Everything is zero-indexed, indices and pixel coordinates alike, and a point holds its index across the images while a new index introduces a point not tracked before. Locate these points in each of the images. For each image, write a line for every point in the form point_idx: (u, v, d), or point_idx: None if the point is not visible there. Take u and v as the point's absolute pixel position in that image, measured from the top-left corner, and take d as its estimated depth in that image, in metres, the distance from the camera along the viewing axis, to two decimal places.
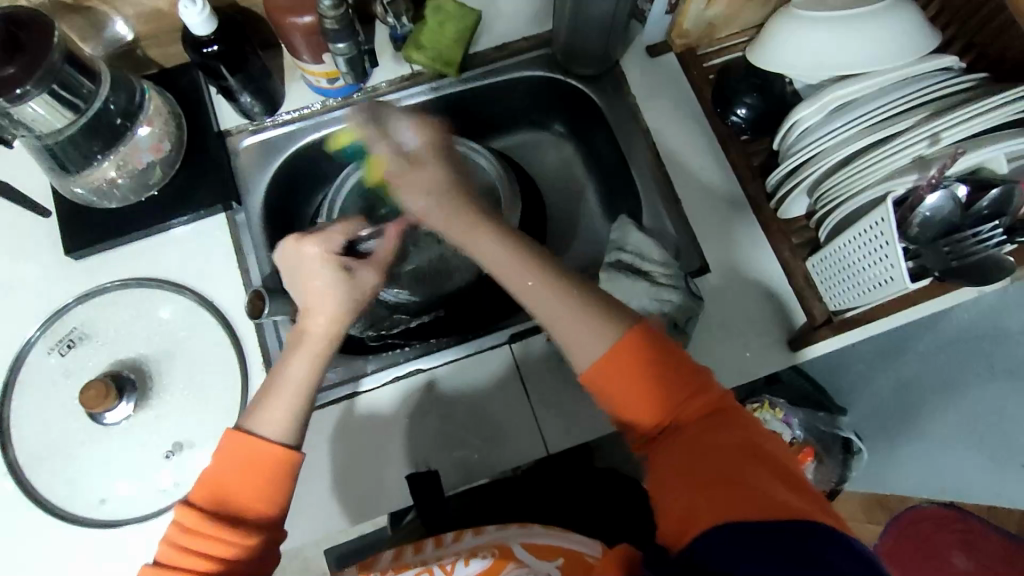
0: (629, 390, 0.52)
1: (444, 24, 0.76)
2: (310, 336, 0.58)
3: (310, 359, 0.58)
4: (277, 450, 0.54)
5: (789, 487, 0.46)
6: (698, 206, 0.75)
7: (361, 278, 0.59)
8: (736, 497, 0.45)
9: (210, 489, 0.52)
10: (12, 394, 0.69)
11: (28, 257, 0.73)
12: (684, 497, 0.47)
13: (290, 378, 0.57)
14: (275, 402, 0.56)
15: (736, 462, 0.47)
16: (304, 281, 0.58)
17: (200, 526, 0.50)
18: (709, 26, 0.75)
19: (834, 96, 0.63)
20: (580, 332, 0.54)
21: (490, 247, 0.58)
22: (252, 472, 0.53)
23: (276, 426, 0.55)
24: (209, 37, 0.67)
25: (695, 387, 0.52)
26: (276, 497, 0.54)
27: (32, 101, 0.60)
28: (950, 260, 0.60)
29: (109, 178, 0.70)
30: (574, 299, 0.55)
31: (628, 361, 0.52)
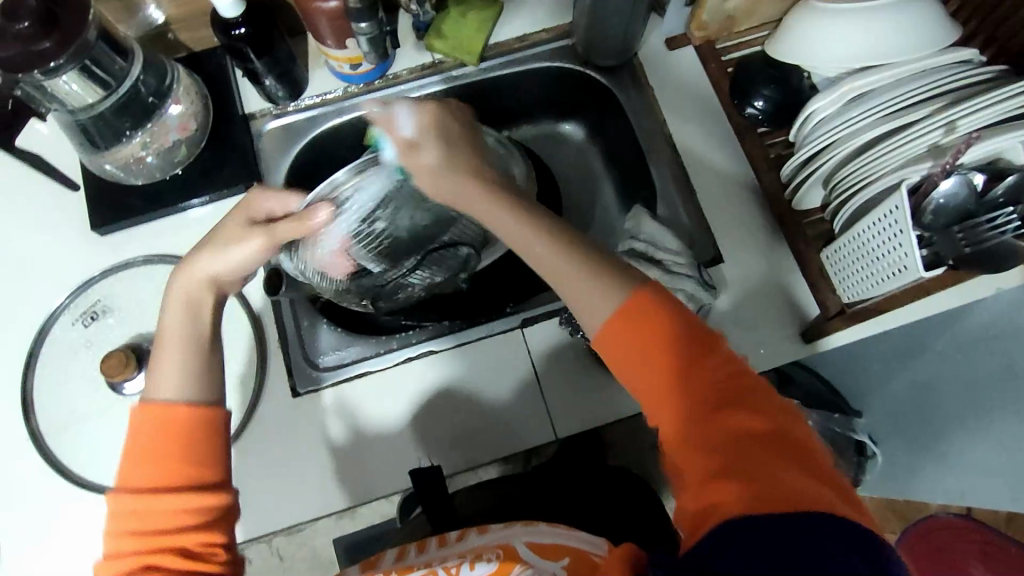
0: (644, 359, 0.51)
1: (466, 16, 0.78)
2: (188, 279, 0.58)
3: (182, 303, 0.57)
4: (178, 411, 0.53)
5: (810, 474, 0.45)
6: (713, 197, 0.75)
7: (233, 240, 0.58)
8: (754, 489, 0.43)
9: (132, 470, 0.51)
10: (36, 361, 0.71)
11: (58, 230, 0.75)
12: (703, 486, 0.46)
13: (170, 329, 0.57)
14: (169, 363, 0.55)
15: (756, 449, 0.46)
16: (213, 245, 0.58)
17: (123, 505, 0.50)
18: (728, 19, 0.75)
19: (851, 86, 0.63)
20: (585, 293, 0.53)
21: (501, 218, 0.57)
22: (158, 441, 0.52)
23: (176, 385, 0.54)
24: (237, 19, 0.69)
25: (705, 358, 0.50)
26: (198, 456, 0.52)
27: (64, 74, 0.62)
28: (964, 247, 0.58)
29: (137, 156, 0.72)
30: (579, 257, 0.55)
31: (641, 323, 0.51)
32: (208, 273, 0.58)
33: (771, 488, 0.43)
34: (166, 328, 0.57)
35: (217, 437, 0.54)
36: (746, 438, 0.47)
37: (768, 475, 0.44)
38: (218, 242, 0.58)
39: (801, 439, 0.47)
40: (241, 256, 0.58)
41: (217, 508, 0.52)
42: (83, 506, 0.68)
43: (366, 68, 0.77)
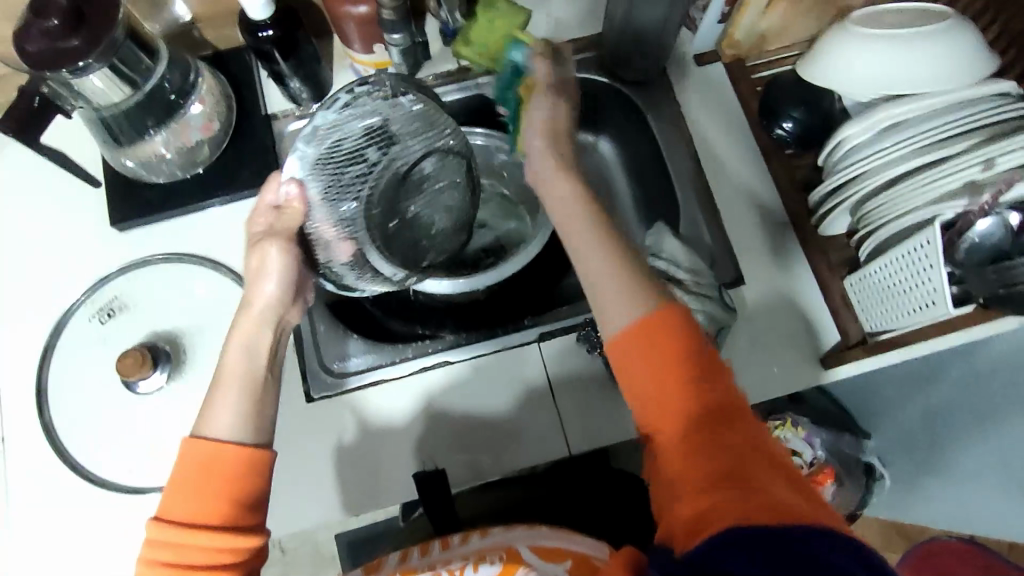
0: (647, 367, 0.52)
1: (494, 20, 0.77)
2: (247, 312, 0.57)
3: (245, 340, 0.57)
4: (232, 450, 0.53)
5: (789, 482, 0.46)
6: (736, 217, 0.74)
7: (274, 271, 0.57)
8: (739, 494, 0.44)
9: (174, 500, 0.52)
10: (51, 356, 0.71)
11: (78, 224, 0.75)
12: (694, 501, 0.46)
13: (230, 370, 0.56)
14: (224, 401, 0.54)
15: (752, 472, 0.46)
16: (257, 273, 0.57)
17: (164, 536, 0.51)
18: (761, 37, 0.74)
19: (885, 114, 0.62)
20: (609, 294, 0.54)
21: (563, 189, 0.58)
22: (207, 476, 0.52)
23: (228, 425, 0.54)
24: (265, 22, 0.67)
25: (710, 382, 0.51)
26: (244, 497, 0.53)
27: (93, 74, 0.61)
28: (998, 288, 0.58)
29: (159, 153, 0.72)
30: (617, 261, 0.55)
31: (654, 337, 0.51)
32: (266, 307, 0.57)
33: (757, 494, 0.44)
34: (225, 366, 0.56)
35: (265, 478, 0.54)
36: (733, 449, 0.48)
37: (754, 482, 0.45)
38: (259, 259, 0.57)
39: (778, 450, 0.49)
40: (278, 284, 0.57)
41: (253, 550, 0.53)
42: (94, 504, 0.67)
43: None
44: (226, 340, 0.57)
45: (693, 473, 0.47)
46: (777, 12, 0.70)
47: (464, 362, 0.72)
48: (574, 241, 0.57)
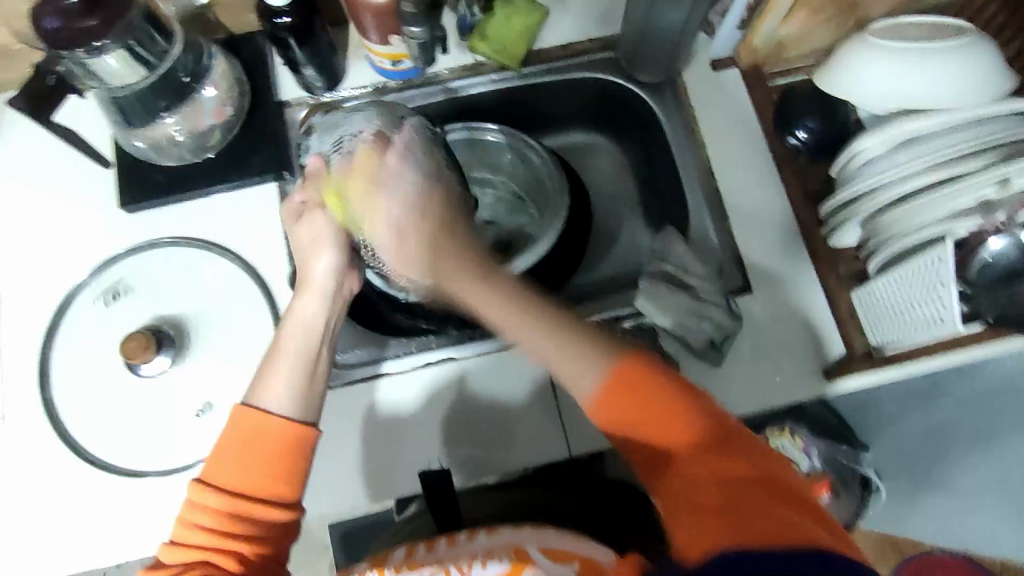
0: (634, 415, 0.53)
1: (511, 17, 0.77)
2: (307, 282, 0.60)
3: (307, 307, 0.59)
4: (283, 424, 0.55)
5: (790, 503, 0.46)
6: (747, 225, 0.74)
7: (321, 245, 0.59)
8: (736, 525, 0.45)
9: (217, 465, 0.53)
10: (55, 335, 0.71)
11: (87, 204, 0.75)
12: (693, 525, 0.47)
13: (287, 343, 0.58)
14: (278, 374, 0.57)
15: (753, 495, 0.47)
16: (308, 250, 0.60)
17: (202, 500, 0.52)
18: (779, 45, 0.74)
19: (900, 128, 0.61)
20: (564, 364, 0.54)
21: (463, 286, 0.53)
22: (253, 445, 0.54)
23: (283, 400, 0.56)
24: (283, 9, 0.67)
25: (694, 407, 0.52)
26: (283, 472, 0.54)
27: (108, 54, 0.61)
28: (1008, 306, 0.60)
29: (171, 135, 0.71)
30: (573, 334, 0.54)
31: (630, 390, 0.53)
32: (324, 280, 0.60)
33: (755, 523, 0.44)
34: (284, 337, 0.59)
35: (306, 457, 0.55)
36: (729, 480, 0.48)
37: (754, 507, 0.46)
38: (312, 229, 0.60)
39: (780, 474, 0.49)
40: (329, 262, 0.60)
41: (285, 525, 0.54)
42: (93, 485, 0.67)
43: (406, 66, 0.76)
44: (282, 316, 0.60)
45: (689, 505, 0.48)
46: (796, 21, 0.69)
47: (470, 357, 0.72)
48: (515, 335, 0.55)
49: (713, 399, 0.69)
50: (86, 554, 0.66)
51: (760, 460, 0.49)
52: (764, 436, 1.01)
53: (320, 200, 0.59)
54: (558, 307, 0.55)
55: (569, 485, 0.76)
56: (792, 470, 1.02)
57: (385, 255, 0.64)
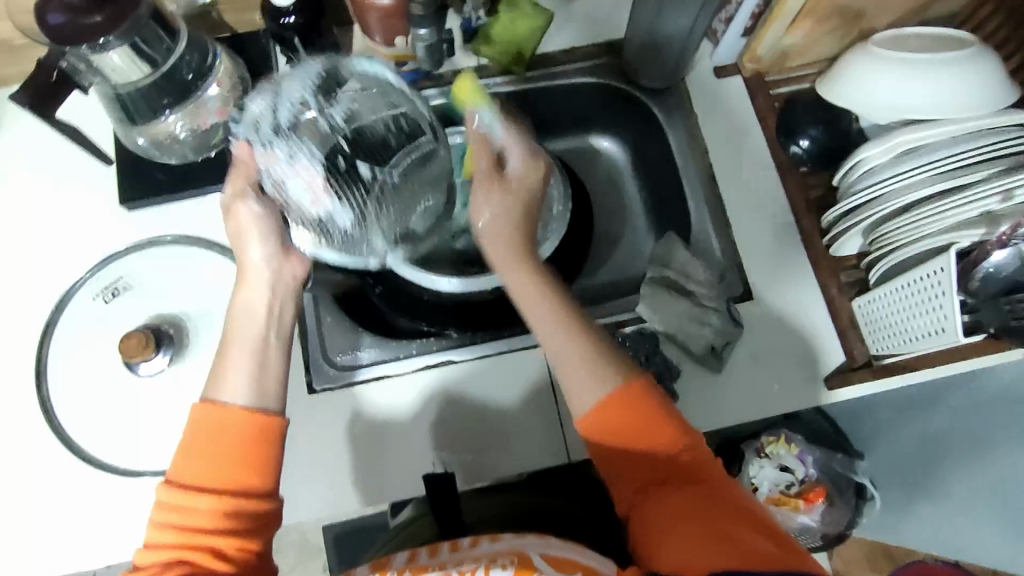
0: (624, 438, 0.54)
1: (516, 21, 0.76)
2: (245, 274, 0.59)
3: (250, 299, 0.58)
4: (241, 413, 0.54)
5: (756, 531, 0.49)
6: (749, 232, 0.74)
7: (257, 229, 0.58)
8: (711, 553, 0.47)
9: (184, 464, 0.53)
10: (52, 333, 0.71)
11: (88, 200, 0.74)
12: (673, 547, 0.48)
13: (239, 329, 0.57)
14: (233, 364, 0.56)
15: (725, 520, 0.49)
16: (240, 235, 0.58)
17: (174, 499, 0.51)
18: (783, 54, 0.74)
19: (905, 138, 0.61)
20: (577, 374, 0.55)
21: (538, 308, 0.57)
22: (216, 440, 0.53)
23: (240, 390, 0.55)
24: (288, 8, 0.67)
25: (675, 439, 0.54)
26: (252, 462, 0.53)
27: (112, 50, 0.61)
28: (1010, 319, 0.58)
29: (174, 134, 0.71)
30: (585, 344, 0.55)
31: (626, 411, 0.53)
32: (258, 270, 0.58)
33: (731, 556, 0.46)
34: (230, 332, 0.58)
35: (275, 446, 0.55)
36: (702, 504, 0.50)
37: (726, 532, 0.48)
38: (237, 223, 0.58)
39: (744, 501, 0.52)
40: (262, 247, 0.58)
41: (262, 516, 0.53)
42: (89, 484, 0.67)
43: (410, 68, 0.76)
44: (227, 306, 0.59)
45: (667, 525, 0.50)
46: (801, 30, 0.70)
47: (471, 360, 0.72)
48: (540, 327, 0.57)
49: (712, 406, 0.69)
50: (81, 553, 0.65)
51: (720, 484, 0.52)
52: (761, 442, 1.01)
53: (248, 188, 0.57)
54: (597, 334, 0.57)
55: (566, 491, 0.76)
56: (788, 477, 1.02)
57: (325, 215, 0.59)
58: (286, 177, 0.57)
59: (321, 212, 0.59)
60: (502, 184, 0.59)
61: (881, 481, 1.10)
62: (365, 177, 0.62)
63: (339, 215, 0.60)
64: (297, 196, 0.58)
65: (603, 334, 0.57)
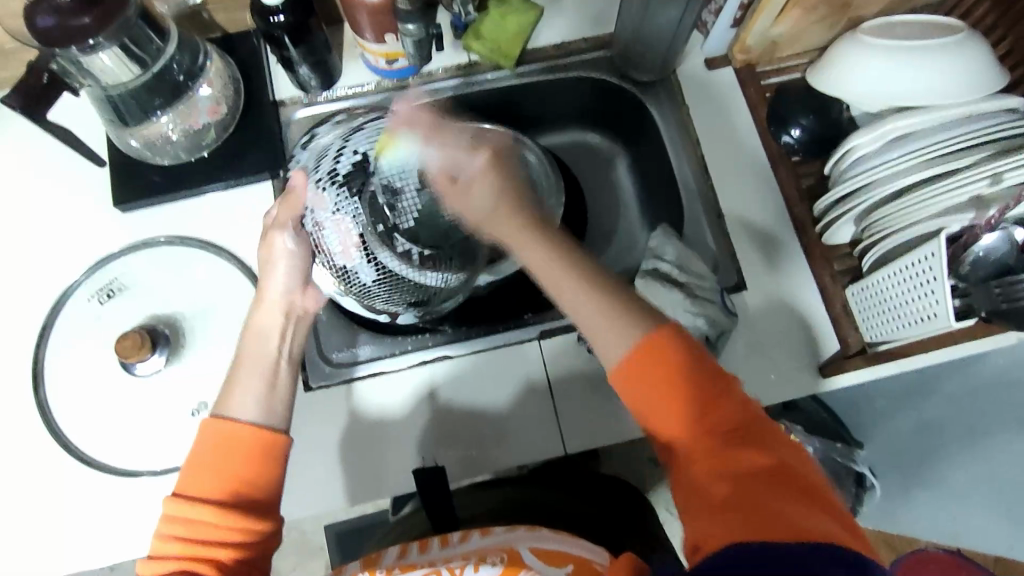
0: (658, 393, 0.50)
1: (506, 17, 0.77)
2: (262, 297, 0.60)
3: (265, 322, 0.60)
4: (248, 430, 0.55)
5: (802, 498, 0.45)
6: (742, 223, 0.74)
7: (282, 263, 0.61)
8: (749, 519, 0.43)
9: (189, 477, 0.53)
10: (48, 335, 0.71)
11: (82, 202, 0.75)
12: (709, 514, 0.45)
13: (250, 352, 0.59)
14: (242, 383, 0.57)
15: (771, 484, 0.45)
16: (268, 265, 0.61)
17: (179, 511, 0.52)
18: (772, 44, 0.74)
19: (895, 125, 0.62)
20: (596, 323, 0.53)
21: (529, 246, 0.56)
22: (224, 454, 0.54)
23: (249, 407, 0.56)
24: (277, 7, 0.66)
25: (724, 395, 0.50)
26: (255, 477, 0.54)
27: (102, 52, 0.61)
28: (1001, 303, 0.58)
29: (166, 134, 0.72)
30: (604, 293, 0.53)
31: (662, 360, 0.50)
32: (276, 296, 0.60)
33: (775, 523, 0.43)
34: (245, 353, 0.59)
35: (280, 463, 0.56)
36: (745, 468, 0.46)
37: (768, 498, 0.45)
38: (268, 250, 0.61)
39: (793, 464, 0.47)
40: (286, 273, 0.61)
41: (265, 532, 0.53)
42: (88, 486, 0.67)
43: (401, 65, 0.76)
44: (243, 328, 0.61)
45: (706, 490, 0.47)
46: (789, 20, 0.70)
47: (466, 357, 0.72)
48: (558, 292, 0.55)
49: None
50: (82, 553, 0.66)
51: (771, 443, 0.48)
52: None
53: (290, 221, 0.61)
54: (613, 280, 0.55)
55: (563, 484, 0.76)
56: None
57: (349, 266, 0.63)
58: (325, 226, 0.62)
59: (349, 264, 0.63)
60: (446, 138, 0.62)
61: (879, 470, 1.11)
62: (400, 250, 0.65)
63: (364, 272, 0.64)
64: (328, 242, 0.62)
65: (625, 289, 0.54)
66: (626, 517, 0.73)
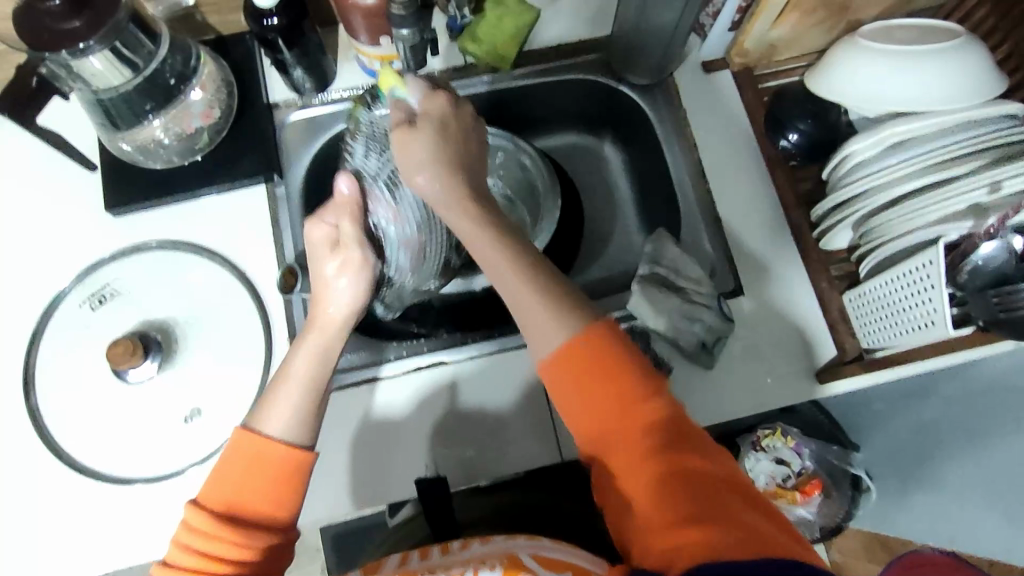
0: (586, 395, 0.52)
1: (502, 18, 0.75)
2: (318, 321, 0.59)
3: (319, 344, 0.59)
4: (284, 450, 0.55)
5: (745, 503, 0.48)
6: (739, 227, 0.74)
7: (350, 269, 0.58)
8: (700, 522, 0.46)
9: (215, 488, 0.54)
10: (39, 340, 0.70)
11: (74, 205, 0.74)
12: (663, 538, 0.46)
13: (296, 369, 0.58)
14: (281, 399, 0.57)
15: (711, 495, 0.48)
16: (321, 277, 0.59)
17: (202, 524, 0.52)
18: (771, 47, 0.74)
19: (893, 131, 0.61)
20: (538, 319, 0.54)
21: (478, 243, 0.56)
22: (255, 471, 0.55)
23: (285, 426, 0.57)
24: (271, 10, 0.66)
25: (652, 403, 0.52)
26: (284, 496, 0.55)
27: (93, 56, 0.60)
28: (998, 312, 0.57)
29: (157, 138, 0.71)
30: (540, 292, 0.54)
31: (594, 365, 0.52)
32: (340, 310, 0.59)
33: (731, 527, 0.45)
34: (291, 364, 0.59)
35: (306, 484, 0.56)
36: (687, 478, 0.49)
37: (715, 513, 0.46)
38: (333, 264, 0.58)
39: (731, 469, 0.51)
40: (351, 286, 0.59)
41: (273, 550, 0.54)
42: (81, 492, 0.67)
43: (396, 68, 0.76)
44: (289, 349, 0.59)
45: (652, 500, 0.48)
46: (787, 24, 0.69)
47: (459, 362, 0.72)
48: (500, 284, 0.56)
49: (703, 401, 0.69)
50: (75, 560, 0.65)
51: (706, 451, 0.51)
52: (756, 435, 1.01)
53: (350, 224, 0.58)
54: (547, 268, 0.56)
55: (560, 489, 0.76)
56: (783, 470, 1.04)
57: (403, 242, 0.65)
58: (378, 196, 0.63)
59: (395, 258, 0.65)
60: (416, 130, 0.56)
61: (876, 473, 1.10)
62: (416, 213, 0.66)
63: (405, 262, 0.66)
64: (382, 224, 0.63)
65: (556, 273, 0.57)
66: (621, 523, 0.72)
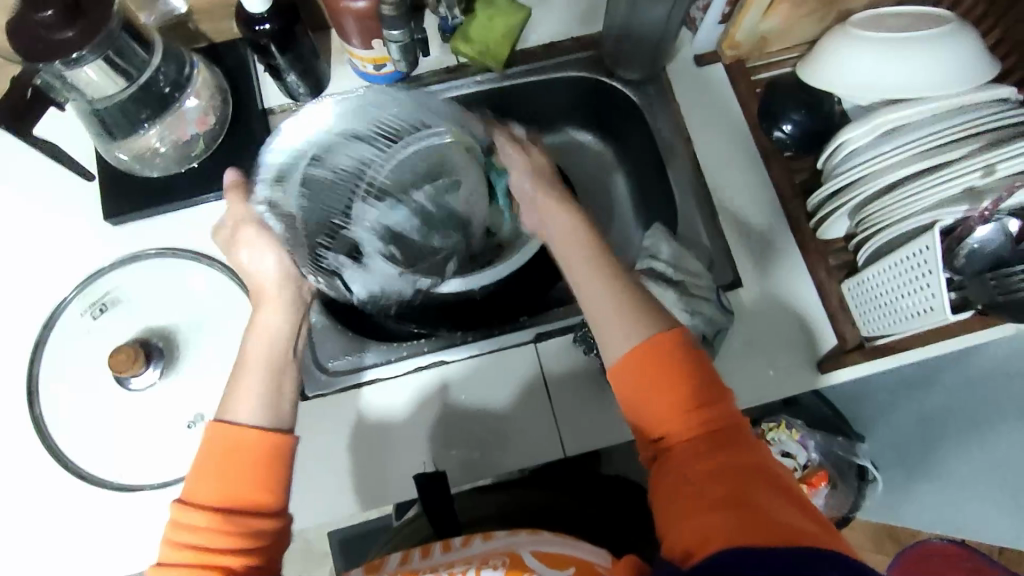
0: (651, 392, 0.51)
1: (494, 18, 0.77)
2: (264, 297, 0.60)
3: (264, 327, 0.59)
4: (255, 434, 0.53)
5: (794, 505, 0.44)
6: (736, 219, 0.74)
7: (257, 246, 0.60)
8: (731, 514, 0.43)
9: (197, 483, 0.52)
10: (42, 349, 0.70)
11: (73, 215, 0.74)
12: (690, 522, 0.44)
13: (253, 353, 0.58)
14: (249, 387, 0.56)
15: (755, 487, 0.45)
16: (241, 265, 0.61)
17: (187, 519, 0.50)
18: (761, 39, 0.74)
19: (885, 118, 0.61)
20: (611, 323, 0.55)
21: (564, 223, 0.62)
22: (233, 457, 0.53)
23: (253, 410, 0.55)
24: (263, 15, 0.66)
25: (707, 406, 0.50)
26: (264, 479, 0.53)
27: (85, 65, 0.60)
28: (997, 294, 0.58)
29: (153, 147, 0.72)
30: (623, 291, 0.56)
31: (656, 363, 0.52)
32: (269, 282, 0.60)
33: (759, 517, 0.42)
34: (251, 351, 0.58)
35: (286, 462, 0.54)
36: (729, 471, 0.46)
37: (752, 503, 0.44)
38: (246, 248, 0.60)
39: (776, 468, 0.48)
40: (273, 261, 0.60)
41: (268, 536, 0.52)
42: (86, 499, 0.67)
43: (389, 70, 0.76)
44: (246, 331, 0.60)
45: (691, 497, 0.46)
46: (777, 15, 0.69)
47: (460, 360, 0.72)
48: (581, 287, 0.58)
49: None
50: (82, 567, 0.66)
51: (753, 453, 0.48)
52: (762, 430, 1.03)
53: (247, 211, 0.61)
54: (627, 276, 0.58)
55: (563, 486, 0.76)
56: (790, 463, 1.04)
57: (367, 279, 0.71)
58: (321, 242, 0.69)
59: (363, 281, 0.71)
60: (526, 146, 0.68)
61: (882, 463, 1.10)
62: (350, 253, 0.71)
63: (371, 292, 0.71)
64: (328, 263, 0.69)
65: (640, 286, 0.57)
66: (626, 516, 0.73)
